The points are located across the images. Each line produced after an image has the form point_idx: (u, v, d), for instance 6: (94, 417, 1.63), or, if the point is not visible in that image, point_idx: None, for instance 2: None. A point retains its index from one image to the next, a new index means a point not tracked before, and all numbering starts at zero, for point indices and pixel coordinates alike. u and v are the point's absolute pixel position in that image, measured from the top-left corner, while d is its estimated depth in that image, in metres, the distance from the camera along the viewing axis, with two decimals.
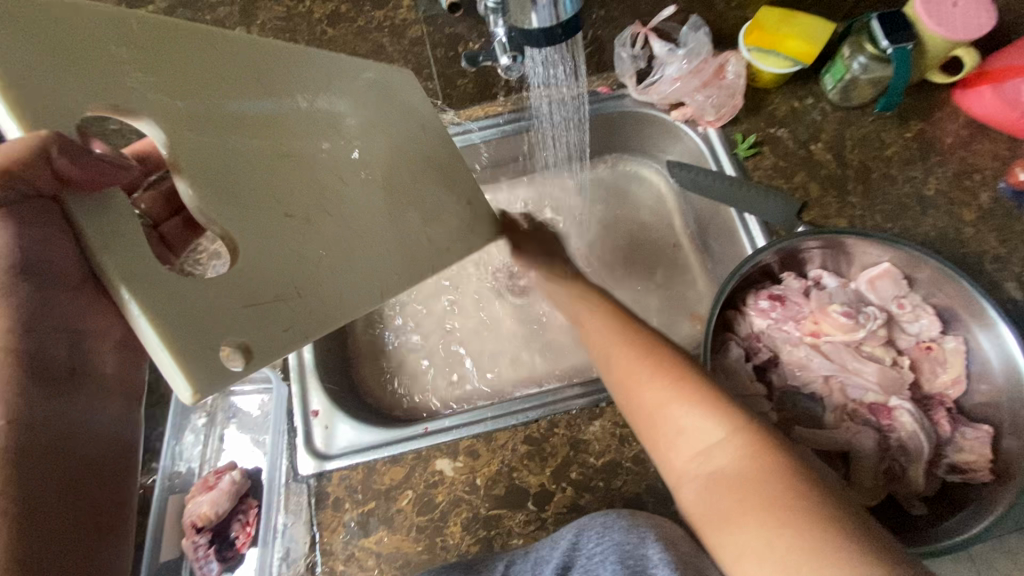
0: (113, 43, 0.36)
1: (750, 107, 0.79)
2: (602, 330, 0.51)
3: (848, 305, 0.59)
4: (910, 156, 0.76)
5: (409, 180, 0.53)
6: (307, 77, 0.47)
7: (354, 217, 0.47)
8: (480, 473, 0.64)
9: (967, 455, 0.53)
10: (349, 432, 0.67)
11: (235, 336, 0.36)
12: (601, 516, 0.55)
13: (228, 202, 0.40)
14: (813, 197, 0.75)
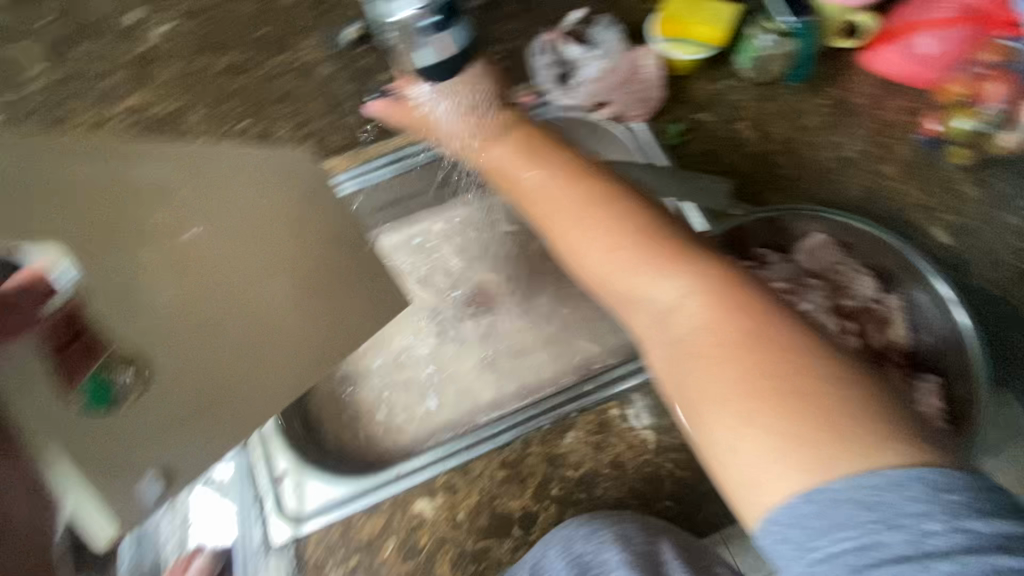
0: (76, 228, 0.52)
1: (672, 95, 0.80)
2: (590, 236, 0.56)
3: (790, 280, 0.60)
4: (829, 122, 0.79)
5: (312, 270, 0.65)
6: (232, 210, 0.62)
7: (278, 324, 0.61)
8: (460, 507, 0.62)
9: (925, 408, 0.54)
10: (318, 489, 0.65)
11: (156, 465, 0.52)
12: (566, 528, 0.58)
13: (159, 332, 0.53)
14: (745, 177, 0.76)
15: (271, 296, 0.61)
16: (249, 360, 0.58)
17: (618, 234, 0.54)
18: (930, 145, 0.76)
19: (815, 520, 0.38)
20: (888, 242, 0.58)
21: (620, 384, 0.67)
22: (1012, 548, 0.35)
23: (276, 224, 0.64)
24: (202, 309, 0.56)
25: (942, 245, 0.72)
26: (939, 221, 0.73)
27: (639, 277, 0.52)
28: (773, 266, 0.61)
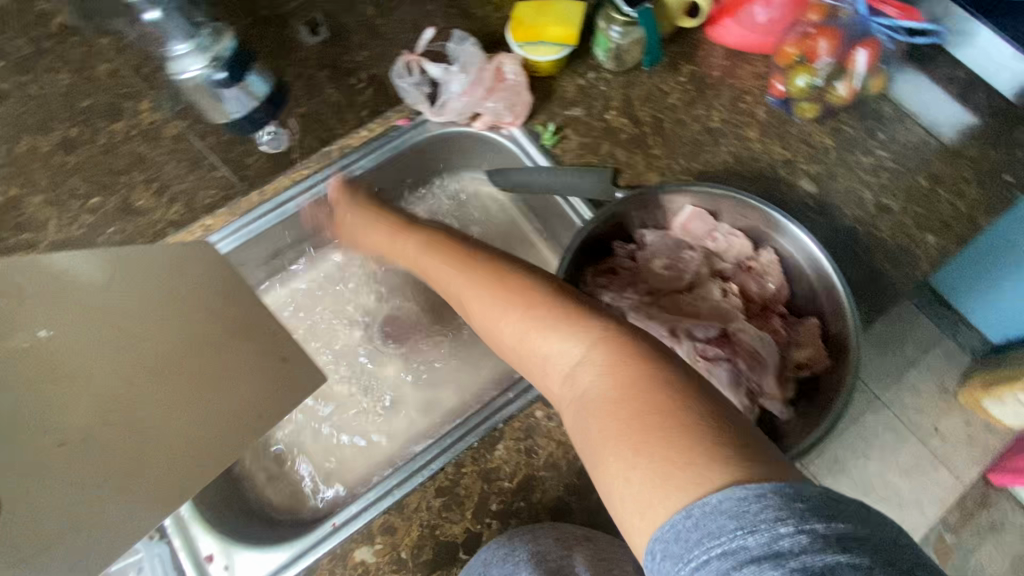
0: None
1: (541, 97, 0.82)
2: (485, 294, 0.53)
3: (671, 255, 0.64)
4: (690, 97, 0.83)
5: (204, 357, 0.52)
6: (86, 289, 0.49)
7: (153, 430, 0.47)
8: (402, 545, 0.61)
9: (805, 350, 0.59)
10: (253, 563, 0.62)
11: None
12: (482, 552, 0.57)
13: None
14: (623, 162, 0.79)
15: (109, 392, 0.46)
16: (110, 463, 0.44)
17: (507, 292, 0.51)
18: (782, 105, 0.82)
19: (687, 536, 0.33)
20: (751, 203, 0.62)
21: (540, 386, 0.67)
22: (852, 547, 0.31)
23: (128, 301, 0.51)
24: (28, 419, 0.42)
25: (808, 193, 0.78)
26: (800, 172, 0.79)
27: (535, 337, 0.48)
28: (654, 245, 0.64)
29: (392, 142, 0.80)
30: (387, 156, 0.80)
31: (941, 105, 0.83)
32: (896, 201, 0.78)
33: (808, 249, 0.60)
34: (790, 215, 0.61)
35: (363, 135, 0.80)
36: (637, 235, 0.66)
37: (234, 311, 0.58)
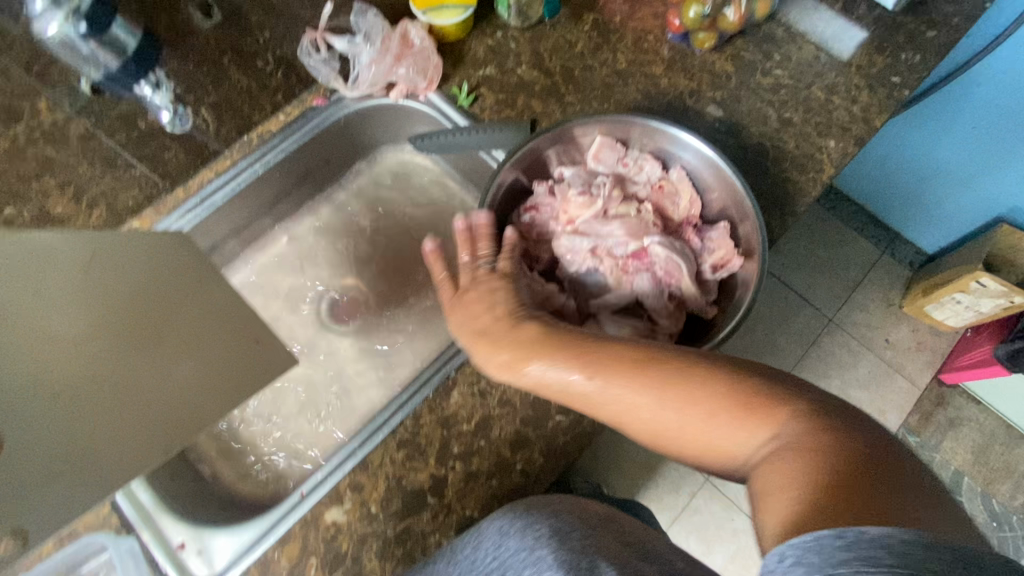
0: None
1: (452, 61, 0.84)
2: (644, 396, 0.48)
3: (584, 184, 0.67)
4: (596, 44, 0.86)
5: (189, 321, 0.50)
6: (81, 256, 0.46)
7: (149, 387, 0.45)
8: (371, 500, 0.63)
9: (719, 253, 0.64)
10: (227, 544, 0.62)
11: None
12: (498, 521, 0.54)
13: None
14: (541, 112, 0.82)
15: (89, 350, 0.42)
16: (102, 415, 0.42)
17: (676, 389, 0.47)
18: (681, 39, 0.86)
19: (831, 553, 0.32)
20: (651, 124, 0.65)
21: None
22: None
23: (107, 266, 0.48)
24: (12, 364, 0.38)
25: (715, 118, 0.82)
26: (707, 99, 0.83)
27: (714, 430, 0.46)
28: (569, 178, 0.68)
29: (309, 121, 0.80)
30: (305, 136, 0.80)
31: (828, 22, 0.88)
32: (797, 114, 0.82)
33: (710, 159, 0.64)
34: (688, 130, 0.65)
35: (282, 118, 0.80)
36: (556, 174, 0.70)
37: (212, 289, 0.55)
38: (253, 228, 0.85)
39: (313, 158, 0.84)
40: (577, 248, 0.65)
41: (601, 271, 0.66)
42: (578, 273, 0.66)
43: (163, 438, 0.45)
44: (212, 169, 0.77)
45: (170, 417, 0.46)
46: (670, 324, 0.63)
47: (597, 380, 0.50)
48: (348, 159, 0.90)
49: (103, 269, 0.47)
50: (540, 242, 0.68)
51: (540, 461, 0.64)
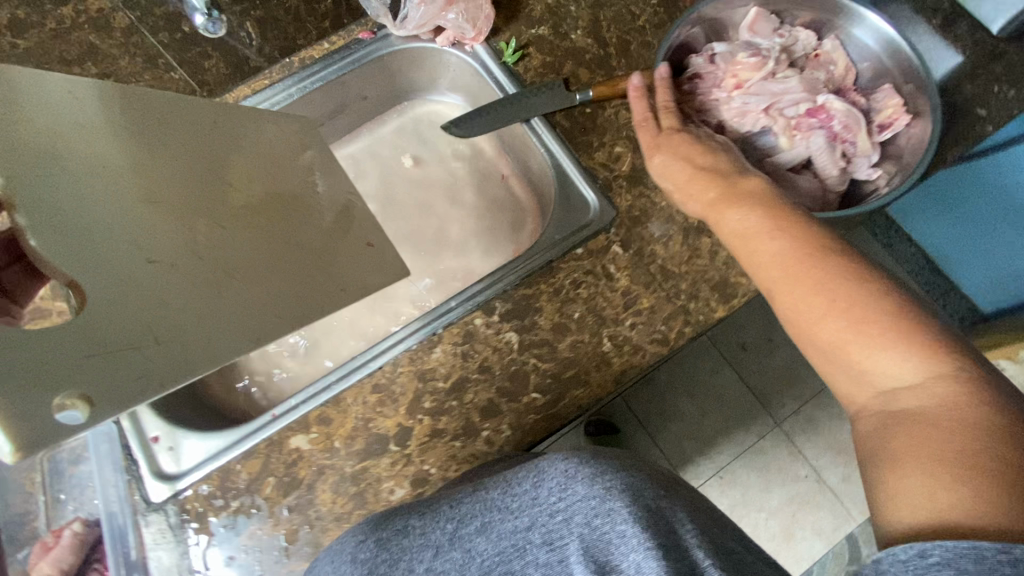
0: (61, 110, 0.42)
1: (507, 15, 0.81)
2: (813, 277, 0.49)
3: (752, 50, 0.74)
4: (660, 20, 0.81)
5: (290, 238, 0.56)
6: (223, 158, 0.54)
7: (247, 276, 0.49)
8: (336, 436, 0.63)
9: (885, 111, 0.71)
10: (196, 446, 0.65)
11: (75, 387, 0.35)
12: (562, 462, 0.52)
13: (90, 253, 0.40)
14: (586, 83, 0.78)
15: (209, 231, 0.49)
16: (212, 284, 0.46)
17: (851, 294, 0.47)
18: None
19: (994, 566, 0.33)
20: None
21: (482, 292, 0.69)
22: None
23: (244, 173, 0.56)
24: (115, 229, 0.42)
25: None
26: None
27: (881, 356, 0.45)
28: (727, 48, 0.76)
29: (353, 53, 0.79)
30: (348, 66, 0.80)
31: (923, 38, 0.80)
32: None
33: (879, 34, 0.70)
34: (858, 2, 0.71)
35: (326, 47, 0.80)
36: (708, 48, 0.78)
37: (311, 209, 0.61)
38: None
39: (352, 90, 0.84)
40: (751, 106, 0.73)
41: (773, 131, 0.73)
42: (752, 131, 0.73)
43: (250, 327, 0.47)
44: (252, 86, 0.78)
45: (258, 309, 0.48)
46: (839, 180, 0.72)
47: (790, 247, 0.51)
48: (387, 100, 0.89)
49: (237, 171, 0.55)
50: (709, 104, 0.76)
51: (507, 433, 0.64)
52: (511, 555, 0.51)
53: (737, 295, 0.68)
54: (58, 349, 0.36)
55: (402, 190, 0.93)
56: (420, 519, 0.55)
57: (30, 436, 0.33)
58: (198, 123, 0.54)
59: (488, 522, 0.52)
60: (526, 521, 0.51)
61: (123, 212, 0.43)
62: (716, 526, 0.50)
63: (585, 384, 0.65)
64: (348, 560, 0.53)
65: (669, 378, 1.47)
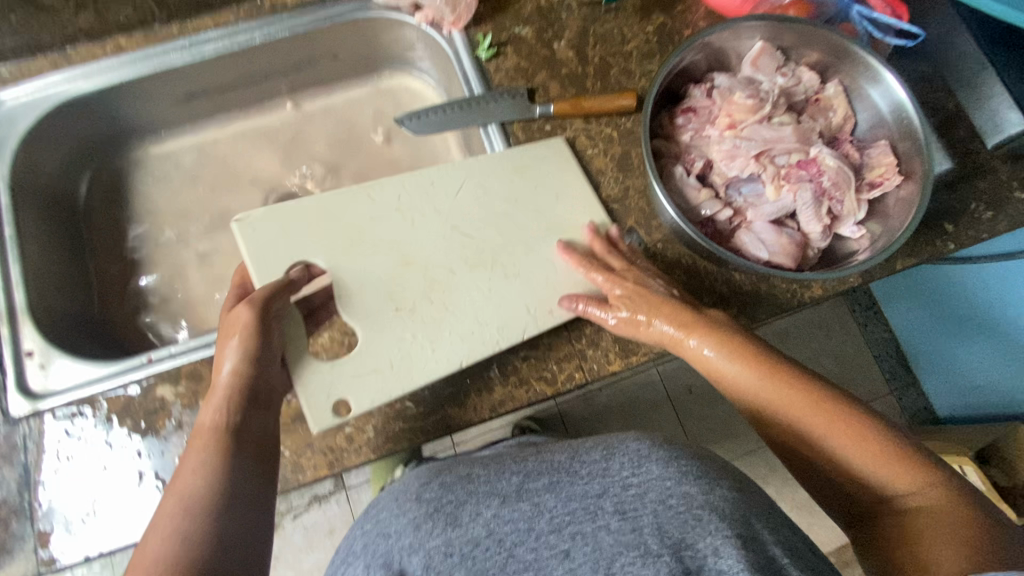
0: (360, 204, 0.65)
1: (494, 6, 0.77)
2: (803, 408, 0.52)
3: (749, 88, 0.60)
4: (649, 50, 0.77)
5: (514, 256, 0.65)
6: (456, 199, 0.67)
7: (465, 302, 0.63)
8: (201, 395, 0.63)
9: (879, 170, 0.60)
10: (69, 370, 0.65)
11: (335, 397, 0.59)
12: (635, 442, 0.54)
13: (363, 302, 0.62)
14: (553, 97, 0.74)
15: (445, 269, 0.64)
16: (438, 318, 0.63)
17: (835, 416, 0.51)
18: None
19: None
20: (818, 33, 0.61)
21: None
22: None
23: (474, 208, 0.67)
24: (378, 284, 0.63)
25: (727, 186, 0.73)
26: None
27: (873, 471, 0.49)
28: (725, 82, 0.63)
29: (326, 10, 0.76)
30: (319, 21, 0.76)
31: None
32: None
33: (889, 92, 0.60)
34: (882, 59, 0.60)
35: None
36: (706, 78, 0.66)
37: (539, 224, 0.67)
38: (254, 90, 0.84)
39: (323, 48, 0.81)
40: (742, 153, 0.59)
41: (758, 180, 0.59)
42: (737, 177, 0.60)
43: (466, 345, 0.62)
44: (213, 20, 0.76)
45: (473, 331, 0.62)
46: (821, 241, 0.59)
47: (764, 382, 0.53)
48: (359, 65, 0.86)
49: (466, 203, 0.67)
50: (691, 146, 0.62)
51: (370, 435, 0.62)
52: (580, 517, 0.50)
53: (638, 353, 0.65)
54: (338, 372, 0.59)
55: (354, 155, 0.88)
56: (485, 471, 0.56)
57: (318, 421, 0.58)
58: (418, 182, 0.67)
59: (558, 483, 0.53)
60: (596, 488, 0.51)
61: (383, 277, 0.63)
62: (791, 526, 0.49)
63: (462, 406, 0.63)
64: (413, 498, 0.55)
65: (608, 402, 1.40)
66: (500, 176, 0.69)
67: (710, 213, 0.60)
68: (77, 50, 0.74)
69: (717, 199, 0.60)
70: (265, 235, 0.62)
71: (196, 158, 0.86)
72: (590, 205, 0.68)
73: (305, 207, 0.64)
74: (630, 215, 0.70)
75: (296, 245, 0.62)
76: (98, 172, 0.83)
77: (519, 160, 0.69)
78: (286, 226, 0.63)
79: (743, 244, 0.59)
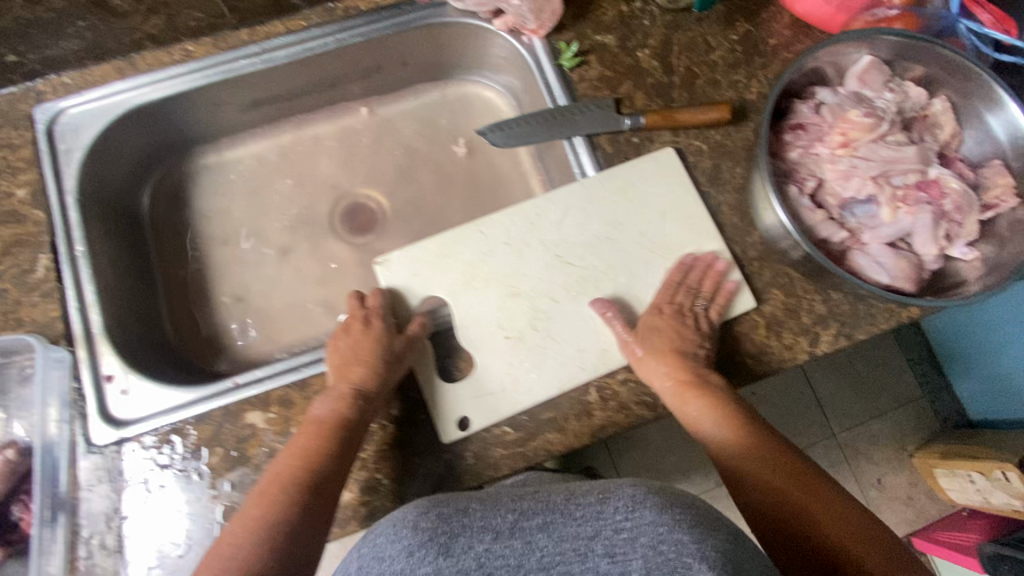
0: (471, 236, 0.66)
1: (575, 13, 0.74)
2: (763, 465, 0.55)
3: (863, 106, 0.59)
4: (735, 60, 0.75)
5: (618, 282, 0.65)
6: (560, 227, 0.67)
7: (571, 330, 0.64)
8: (294, 421, 0.61)
9: (994, 191, 0.59)
10: (150, 395, 0.62)
11: (458, 416, 0.61)
12: (631, 486, 0.42)
13: (475, 329, 0.63)
14: (640, 108, 0.72)
15: (551, 299, 0.65)
16: (545, 346, 0.63)
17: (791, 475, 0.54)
18: None
19: None
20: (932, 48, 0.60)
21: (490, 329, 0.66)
22: None
23: (578, 236, 0.67)
24: (488, 313, 0.64)
25: None
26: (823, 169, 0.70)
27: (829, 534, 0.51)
28: (832, 98, 0.61)
29: (401, 17, 0.73)
30: (394, 26, 0.73)
31: None
32: None
33: (1006, 113, 0.59)
34: (998, 77, 0.59)
35: None
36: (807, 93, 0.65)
37: (650, 240, 0.67)
38: (319, 97, 0.81)
39: (394, 53, 0.78)
40: (859, 173, 0.58)
41: (875, 201, 0.58)
42: (852, 198, 0.58)
43: (573, 372, 0.62)
44: (284, 24, 0.72)
45: (579, 359, 0.63)
46: (936, 262, 0.58)
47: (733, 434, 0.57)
48: (427, 71, 0.83)
49: (571, 231, 0.67)
50: (800, 164, 0.60)
51: (470, 462, 0.61)
52: (570, 561, 0.40)
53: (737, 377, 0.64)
54: (459, 394, 0.62)
55: (419, 164, 0.85)
56: (482, 504, 0.44)
57: (446, 433, 0.61)
58: (524, 212, 0.67)
59: (550, 523, 0.42)
60: (589, 530, 0.41)
61: (493, 306, 0.64)
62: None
63: (561, 431, 0.62)
64: (407, 526, 0.42)
65: None
66: (601, 195, 0.68)
67: (825, 234, 0.58)
68: (143, 56, 0.71)
69: (832, 220, 0.58)
70: (397, 279, 0.66)
71: (256, 167, 0.83)
72: (701, 218, 0.67)
73: (426, 242, 0.66)
74: (723, 232, 0.68)
75: (423, 284, 0.65)
76: (158, 183, 0.80)
77: (630, 178, 0.68)
78: (414, 260, 0.66)
79: (856, 267, 0.58)
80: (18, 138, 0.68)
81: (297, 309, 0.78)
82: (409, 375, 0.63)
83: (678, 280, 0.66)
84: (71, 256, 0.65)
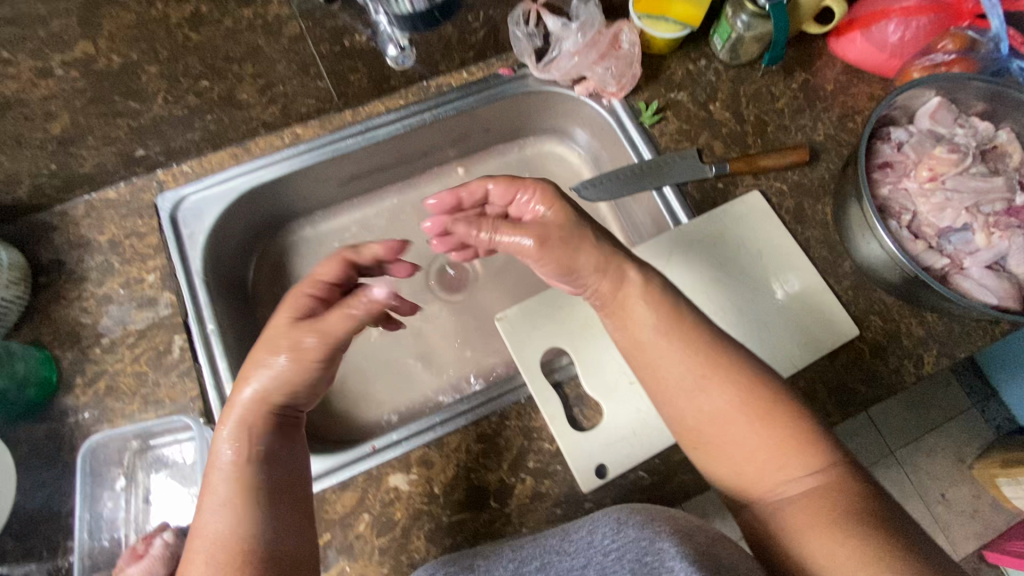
0: None
1: (648, 75, 0.80)
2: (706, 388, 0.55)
3: (945, 143, 0.65)
4: (799, 105, 0.80)
5: (726, 321, 0.69)
6: (664, 274, 0.72)
7: None
8: (436, 481, 0.63)
9: None
10: None
11: (595, 462, 0.62)
12: (615, 512, 0.53)
13: (600, 377, 0.66)
14: (721, 156, 0.77)
15: None
16: None
17: (733, 389, 0.54)
18: None
19: None
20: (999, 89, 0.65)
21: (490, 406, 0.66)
22: None
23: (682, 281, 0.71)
24: (610, 360, 0.67)
25: None
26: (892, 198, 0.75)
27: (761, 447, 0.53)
28: (910, 137, 0.67)
29: (492, 90, 0.79)
30: (486, 98, 0.79)
31: None
32: None
33: None
34: None
35: (464, 76, 0.80)
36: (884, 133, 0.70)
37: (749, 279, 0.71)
38: (408, 167, 0.86)
39: (481, 122, 0.83)
40: (951, 204, 0.63)
41: (969, 228, 0.62)
42: (948, 227, 0.63)
43: None
44: (384, 104, 0.78)
45: None
46: None
47: (679, 353, 0.56)
48: (506, 135, 0.89)
49: (675, 277, 0.72)
50: (890, 199, 0.65)
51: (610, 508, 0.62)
52: None
53: (853, 404, 0.67)
54: (592, 440, 0.63)
55: None
56: (486, 558, 0.55)
57: (584, 480, 0.62)
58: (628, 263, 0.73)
59: (548, 563, 0.53)
60: (582, 560, 0.51)
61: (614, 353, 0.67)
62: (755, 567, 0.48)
63: (694, 470, 0.63)
64: None
65: None
66: (699, 241, 0.73)
67: (927, 262, 0.63)
68: (255, 141, 0.76)
69: (931, 248, 0.63)
70: (518, 334, 0.70)
71: (349, 236, 0.87)
72: (796, 254, 0.72)
73: (542, 298, 0.71)
74: (817, 266, 0.72)
75: (543, 337, 0.69)
76: (261, 257, 0.84)
77: (721, 221, 0.73)
78: (532, 316, 0.70)
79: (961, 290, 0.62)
80: (144, 226, 0.71)
81: (400, 369, 0.81)
82: (540, 426, 0.65)
83: (783, 314, 0.70)
84: (204, 337, 0.68)
